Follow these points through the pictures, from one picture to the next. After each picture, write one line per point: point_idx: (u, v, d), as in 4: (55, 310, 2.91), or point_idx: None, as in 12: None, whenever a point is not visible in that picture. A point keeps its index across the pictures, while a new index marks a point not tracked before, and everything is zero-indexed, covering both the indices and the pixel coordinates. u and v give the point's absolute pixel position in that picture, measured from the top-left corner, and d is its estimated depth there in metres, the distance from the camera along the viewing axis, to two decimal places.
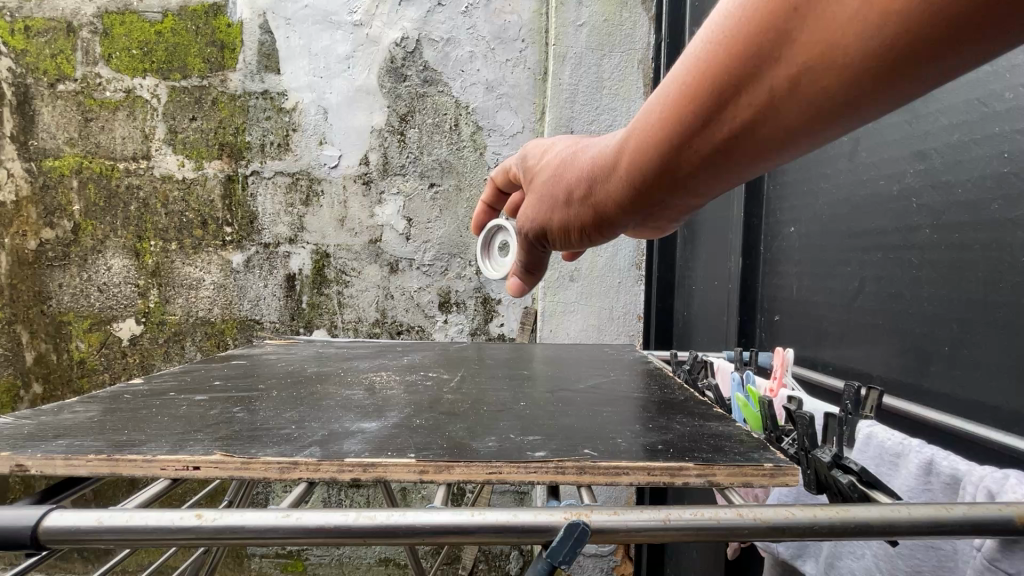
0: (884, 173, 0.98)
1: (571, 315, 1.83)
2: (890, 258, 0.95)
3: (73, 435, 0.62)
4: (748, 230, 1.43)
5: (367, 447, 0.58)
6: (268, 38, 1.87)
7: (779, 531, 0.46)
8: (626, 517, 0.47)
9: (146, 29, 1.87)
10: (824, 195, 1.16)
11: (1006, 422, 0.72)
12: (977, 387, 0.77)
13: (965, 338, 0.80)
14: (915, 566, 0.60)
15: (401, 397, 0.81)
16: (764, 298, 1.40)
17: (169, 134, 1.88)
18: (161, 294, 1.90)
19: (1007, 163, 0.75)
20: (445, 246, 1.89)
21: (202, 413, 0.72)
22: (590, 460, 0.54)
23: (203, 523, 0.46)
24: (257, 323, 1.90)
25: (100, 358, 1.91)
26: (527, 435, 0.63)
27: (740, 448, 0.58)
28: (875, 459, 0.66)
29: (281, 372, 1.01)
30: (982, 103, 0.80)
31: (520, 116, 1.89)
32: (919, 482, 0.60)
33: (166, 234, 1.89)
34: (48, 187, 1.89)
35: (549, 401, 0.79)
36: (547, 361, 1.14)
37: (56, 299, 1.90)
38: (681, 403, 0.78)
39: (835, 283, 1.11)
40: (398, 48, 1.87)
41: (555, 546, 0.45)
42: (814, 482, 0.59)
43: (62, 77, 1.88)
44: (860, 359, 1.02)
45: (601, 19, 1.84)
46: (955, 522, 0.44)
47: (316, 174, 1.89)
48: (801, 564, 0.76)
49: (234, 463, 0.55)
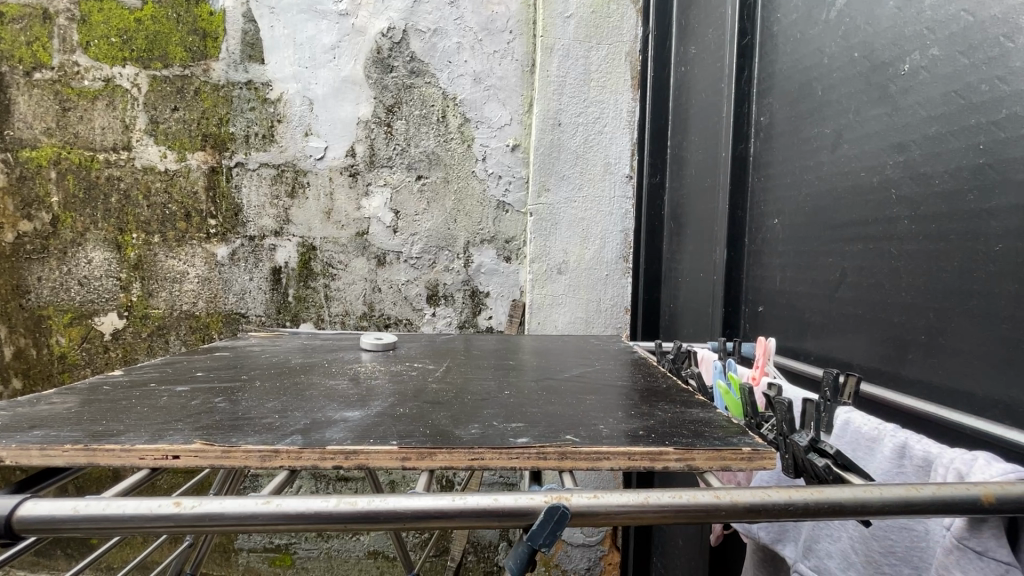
0: (865, 165, 0.99)
1: (559, 307, 1.85)
2: (871, 249, 0.97)
3: (49, 426, 0.61)
4: (732, 222, 1.44)
5: (350, 435, 0.58)
6: (251, 27, 1.84)
7: (757, 512, 0.47)
8: (606, 500, 0.47)
9: (126, 16, 1.82)
10: (807, 187, 1.17)
11: (980, 408, 0.74)
12: (953, 374, 0.79)
13: (941, 327, 0.82)
14: (889, 546, 0.61)
15: (387, 387, 0.81)
16: (747, 289, 1.41)
17: (151, 125, 1.85)
18: (143, 287, 1.88)
19: (983, 155, 0.76)
20: (433, 239, 1.88)
21: (183, 403, 0.71)
22: (572, 445, 0.55)
23: (182, 511, 0.46)
24: (243, 316, 1.88)
25: (81, 352, 1.88)
26: (510, 422, 0.63)
27: (720, 433, 0.59)
28: (850, 444, 0.67)
29: (266, 363, 1.00)
30: (960, 95, 0.80)
31: (508, 108, 1.88)
32: (894, 466, 0.61)
33: (149, 226, 1.86)
34: (24, 178, 1.85)
35: (533, 390, 0.80)
36: (534, 351, 1.15)
37: (35, 293, 1.87)
38: (664, 391, 0.78)
39: (817, 273, 1.12)
40: (385, 38, 1.85)
41: (536, 529, 0.46)
42: (793, 467, 0.60)
43: (38, 65, 1.83)
44: (841, 349, 1.04)
45: (589, 10, 1.83)
46: (924, 502, 0.45)
47: (301, 166, 1.87)
48: (780, 548, 0.77)
49: (215, 452, 0.54)
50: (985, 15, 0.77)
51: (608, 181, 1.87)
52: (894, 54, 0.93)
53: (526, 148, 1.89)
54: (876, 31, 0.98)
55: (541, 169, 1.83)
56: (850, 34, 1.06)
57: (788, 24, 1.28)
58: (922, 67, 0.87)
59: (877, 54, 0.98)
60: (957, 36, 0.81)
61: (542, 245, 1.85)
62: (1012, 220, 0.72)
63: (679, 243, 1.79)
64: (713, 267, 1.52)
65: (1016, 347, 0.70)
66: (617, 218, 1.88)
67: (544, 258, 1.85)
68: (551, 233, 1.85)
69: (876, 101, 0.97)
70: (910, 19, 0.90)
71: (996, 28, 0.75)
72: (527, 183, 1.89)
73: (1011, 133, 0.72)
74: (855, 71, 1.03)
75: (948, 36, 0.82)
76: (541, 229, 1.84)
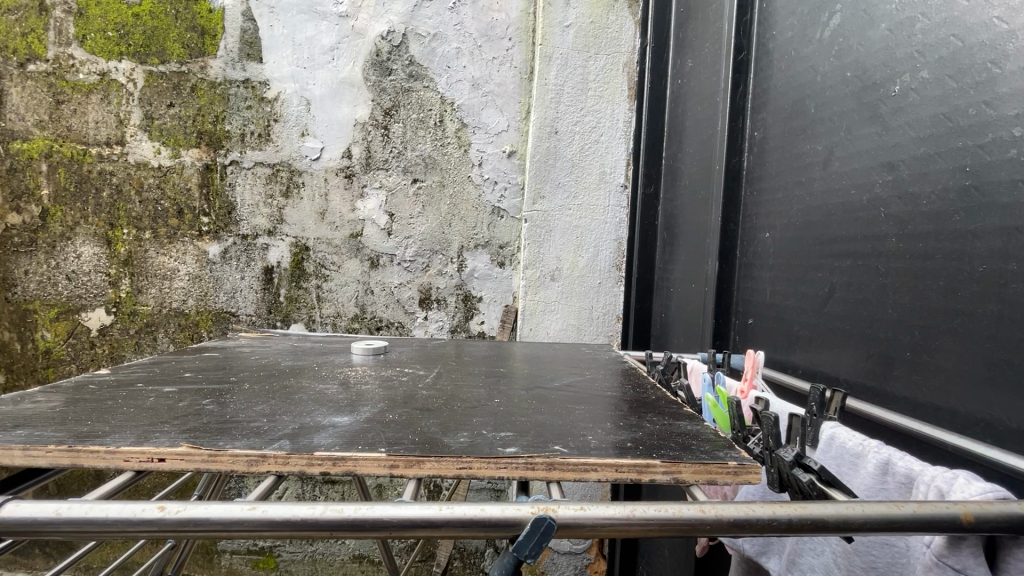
0: (855, 182, 1.01)
1: (551, 314, 1.86)
2: (860, 265, 0.98)
3: (33, 425, 0.61)
4: (725, 235, 1.45)
5: (339, 441, 0.58)
6: (251, 26, 1.84)
7: (740, 527, 0.47)
8: (592, 513, 0.47)
9: (123, 10, 1.81)
10: (799, 203, 1.19)
11: (962, 425, 0.75)
12: (936, 392, 0.80)
13: (926, 344, 0.83)
14: (870, 562, 0.61)
15: (376, 392, 0.81)
16: (738, 301, 1.43)
17: (146, 120, 1.84)
18: (133, 283, 1.86)
19: (969, 177, 0.78)
20: (427, 242, 1.88)
21: (171, 404, 0.71)
22: (560, 455, 0.55)
23: (168, 515, 0.45)
24: (233, 315, 1.87)
25: (66, 348, 1.86)
26: (499, 431, 0.63)
27: (706, 447, 0.59)
28: (836, 459, 0.68)
29: (256, 365, 1.00)
30: (948, 118, 0.82)
31: (506, 114, 1.89)
32: (877, 482, 0.61)
33: (140, 222, 1.85)
34: (14, 170, 1.83)
35: (524, 398, 0.80)
36: (525, 358, 1.15)
37: (21, 286, 1.84)
38: (653, 402, 0.79)
39: (807, 288, 1.13)
40: (384, 41, 1.85)
41: (522, 540, 0.46)
42: (777, 481, 0.60)
43: (33, 57, 1.81)
44: (828, 363, 1.05)
45: (588, 21, 1.85)
46: (906, 519, 0.46)
47: (297, 166, 1.87)
48: (765, 561, 0.78)
49: (200, 455, 0.54)
50: (974, 41, 0.78)
51: (602, 190, 1.89)
52: (886, 76, 0.95)
53: (522, 154, 1.90)
54: (869, 52, 1.00)
55: (538, 175, 1.85)
56: (843, 54, 1.08)
57: (784, 41, 1.30)
58: (912, 89, 0.89)
59: (868, 74, 1.00)
60: (946, 60, 0.83)
61: (534, 251, 1.86)
62: (996, 242, 0.73)
63: (671, 253, 1.79)
64: (704, 277, 1.53)
65: (997, 367, 0.71)
66: (612, 227, 1.89)
67: (537, 264, 1.86)
68: (546, 240, 1.86)
69: (868, 121, 0.99)
70: (901, 41, 0.92)
71: (984, 53, 0.76)
72: (523, 189, 1.90)
73: (997, 157, 0.73)
74: (848, 90, 1.05)
75: (938, 59, 0.84)
76: (535, 235, 1.85)
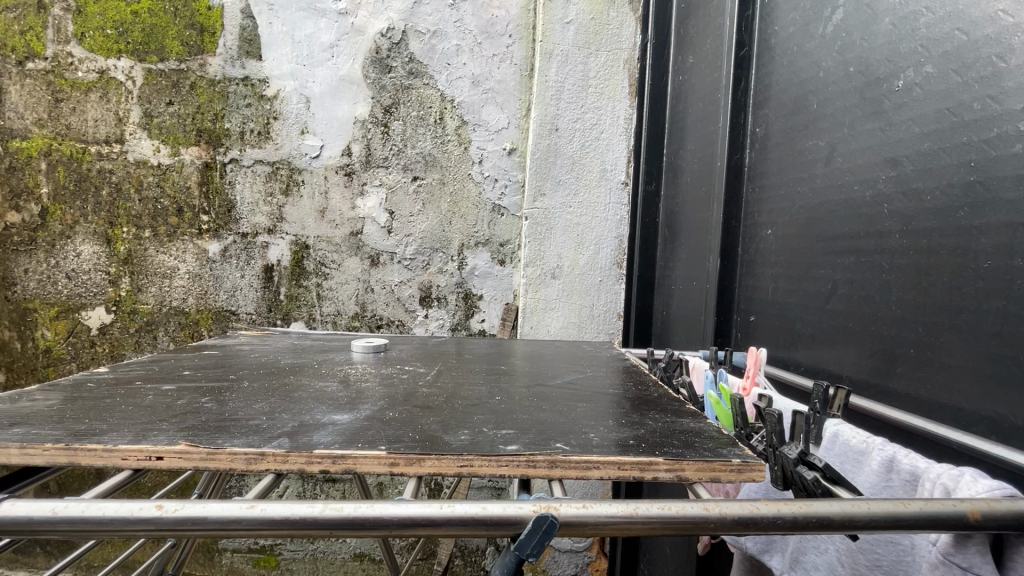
0: (858, 178, 1.00)
1: (552, 312, 1.86)
2: (863, 262, 0.97)
3: (30, 423, 0.60)
4: (726, 232, 1.44)
5: (338, 439, 0.57)
6: (249, 23, 1.83)
7: (743, 525, 0.47)
8: (594, 511, 0.47)
9: (122, 8, 1.80)
10: (801, 199, 1.18)
11: (966, 422, 0.75)
12: (939, 389, 0.80)
13: (930, 341, 0.82)
14: (875, 560, 0.61)
15: (376, 390, 0.81)
16: (739, 298, 1.42)
17: (145, 118, 1.83)
18: (133, 282, 1.85)
19: (975, 172, 0.77)
20: (427, 240, 1.88)
21: (169, 403, 0.70)
22: (562, 453, 0.55)
23: (166, 514, 0.45)
24: (233, 313, 1.86)
25: (66, 347, 1.85)
26: (500, 429, 0.63)
27: (709, 444, 0.59)
28: (840, 457, 0.68)
29: (255, 363, 0.99)
30: (953, 113, 0.81)
31: (506, 112, 1.88)
32: (880, 479, 0.61)
33: (140, 220, 1.84)
34: (14, 168, 1.82)
35: (525, 396, 0.80)
36: (526, 356, 1.14)
37: (21, 285, 1.84)
38: (655, 400, 0.78)
39: (809, 284, 1.13)
40: (384, 38, 1.84)
41: (523, 539, 0.45)
42: (781, 479, 0.60)
43: (32, 55, 1.81)
44: (831, 360, 1.04)
45: (588, 17, 1.84)
46: (912, 517, 0.45)
47: (296, 164, 1.86)
48: (768, 559, 0.78)
49: (199, 453, 0.54)
50: (978, 35, 0.77)
51: (603, 187, 1.88)
52: (890, 71, 0.94)
53: (522, 152, 1.89)
54: (872, 47, 0.99)
55: (538, 173, 1.84)
56: (846, 49, 1.07)
57: (785, 37, 1.29)
58: (916, 84, 0.88)
59: (872, 70, 0.99)
60: (950, 54, 0.82)
61: (535, 249, 1.85)
62: (1001, 238, 0.73)
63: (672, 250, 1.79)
64: (706, 274, 1.53)
65: (1002, 363, 0.71)
66: (613, 225, 1.89)
67: (538, 262, 1.85)
68: (546, 237, 1.85)
69: (871, 116, 0.98)
70: (905, 36, 0.91)
71: (989, 47, 0.75)
72: (523, 187, 1.89)
73: (1003, 151, 0.73)
74: (851, 86, 1.04)
75: (942, 54, 0.83)
76: (536, 232, 1.85)
